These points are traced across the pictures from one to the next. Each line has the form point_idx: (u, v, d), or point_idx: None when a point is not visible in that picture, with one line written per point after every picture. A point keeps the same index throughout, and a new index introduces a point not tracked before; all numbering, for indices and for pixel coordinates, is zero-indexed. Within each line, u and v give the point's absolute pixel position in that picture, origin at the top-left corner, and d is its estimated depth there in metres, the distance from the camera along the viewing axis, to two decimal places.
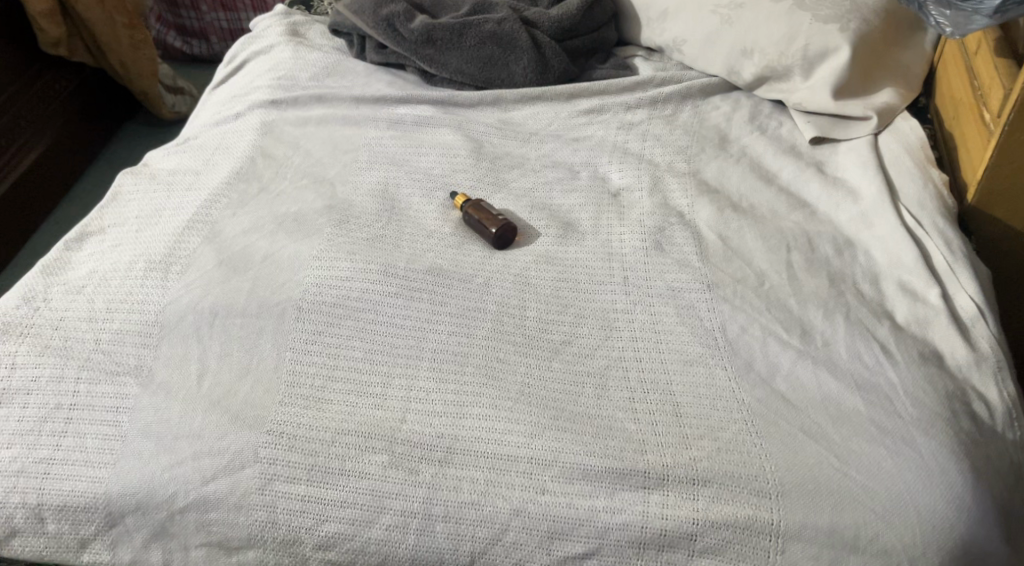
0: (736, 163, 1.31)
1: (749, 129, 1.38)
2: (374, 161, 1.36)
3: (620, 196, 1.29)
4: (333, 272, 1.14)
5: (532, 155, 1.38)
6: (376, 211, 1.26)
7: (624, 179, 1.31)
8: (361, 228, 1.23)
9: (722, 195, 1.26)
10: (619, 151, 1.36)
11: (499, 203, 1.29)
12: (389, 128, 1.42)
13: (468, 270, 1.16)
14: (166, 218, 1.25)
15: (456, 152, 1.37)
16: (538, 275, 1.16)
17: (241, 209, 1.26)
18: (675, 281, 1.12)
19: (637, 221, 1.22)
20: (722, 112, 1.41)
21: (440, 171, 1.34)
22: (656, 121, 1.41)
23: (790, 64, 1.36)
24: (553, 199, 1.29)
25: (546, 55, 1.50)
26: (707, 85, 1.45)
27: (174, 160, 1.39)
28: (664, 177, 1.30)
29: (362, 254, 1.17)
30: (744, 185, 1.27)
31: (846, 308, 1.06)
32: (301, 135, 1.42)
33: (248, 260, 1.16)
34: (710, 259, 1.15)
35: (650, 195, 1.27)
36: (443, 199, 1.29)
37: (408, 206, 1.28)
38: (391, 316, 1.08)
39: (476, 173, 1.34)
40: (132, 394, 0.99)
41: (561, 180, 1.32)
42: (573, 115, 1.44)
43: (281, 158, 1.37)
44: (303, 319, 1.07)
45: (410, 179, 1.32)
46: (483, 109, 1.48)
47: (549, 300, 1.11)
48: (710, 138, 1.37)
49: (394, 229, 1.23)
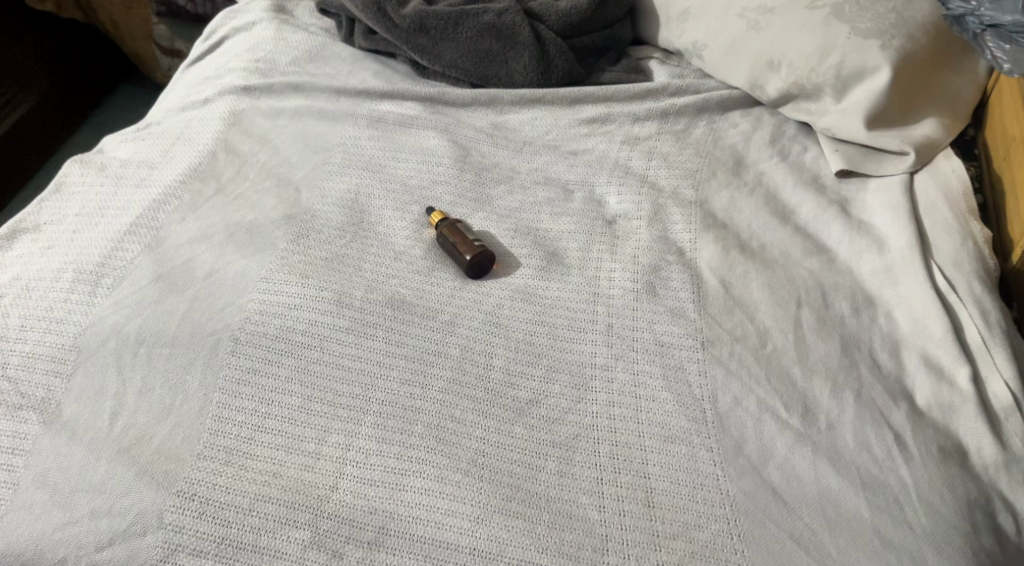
0: (749, 193, 1.16)
1: (768, 154, 1.22)
2: (348, 165, 1.22)
3: (615, 224, 1.14)
4: (280, 297, 1.01)
5: (523, 168, 1.23)
6: (339, 225, 1.13)
7: (622, 203, 1.17)
8: (321, 246, 1.09)
9: (730, 231, 1.11)
10: (620, 170, 1.22)
11: (479, 222, 1.15)
12: (368, 127, 1.28)
13: (435, 304, 1.03)
14: (109, 218, 1.13)
15: (439, 161, 1.22)
16: (512, 315, 1.02)
17: (191, 213, 1.13)
18: (664, 333, 0.98)
19: (630, 257, 1.08)
20: (739, 131, 1.26)
21: (418, 182, 1.20)
22: (666, 137, 1.26)
23: (821, 83, 1.20)
24: (540, 223, 1.15)
25: (550, 53, 1.35)
26: (726, 99, 1.30)
27: (131, 148, 1.27)
28: (666, 205, 1.16)
29: (317, 277, 1.04)
30: (756, 220, 1.12)
31: (859, 383, 0.91)
32: (272, 128, 1.28)
33: (190, 276, 1.04)
34: (708, 309, 1.01)
35: (649, 225, 1.13)
36: (418, 215, 1.16)
37: (378, 220, 1.15)
38: (339, 356, 0.96)
39: (459, 186, 1.20)
40: (31, 434, 0.89)
41: (552, 201, 1.18)
42: (574, 123, 1.30)
43: (246, 153, 1.24)
44: (238, 353, 0.95)
45: (385, 190, 1.19)
46: (476, 109, 1.33)
47: (521, 346, 0.98)
48: (723, 161, 1.22)
49: (357, 248, 1.10)
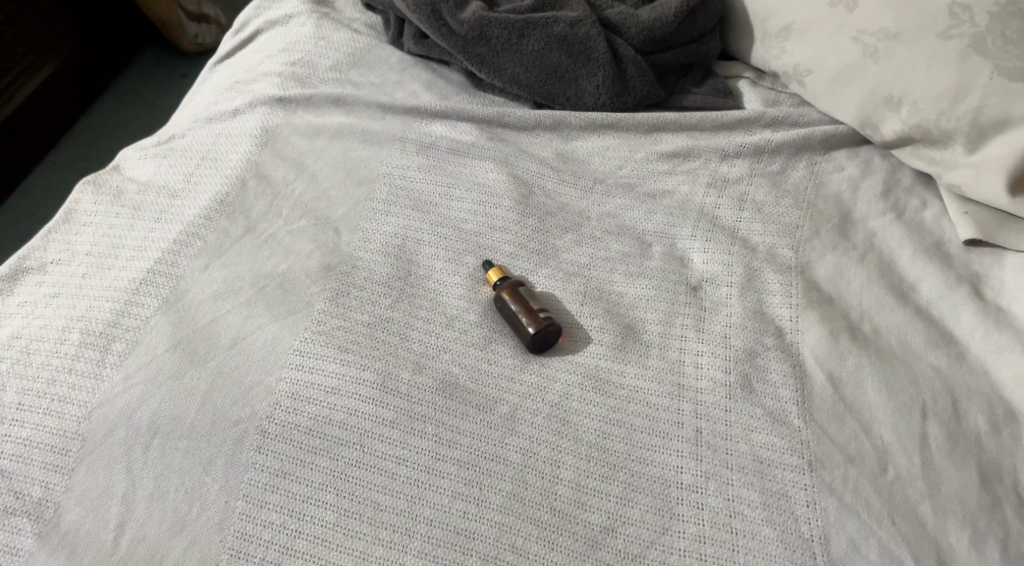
0: (859, 260, 1.00)
1: (880, 209, 1.06)
2: (394, 202, 1.06)
3: (701, 291, 0.99)
4: (313, 378, 0.87)
5: (593, 212, 1.07)
6: (382, 279, 0.98)
7: (709, 264, 1.01)
8: (362, 306, 0.95)
9: (837, 310, 0.96)
10: (707, 221, 1.06)
11: (542, 280, 1.00)
12: (417, 153, 1.12)
13: (492, 390, 0.88)
14: (123, 261, 0.99)
15: (497, 202, 1.06)
16: (581, 409, 0.87)
17: (215, 259, 0.99)
18: (763, 446, 0.84)
19: (720, 337, 0.93)
20: (846, 177, 1.10)
21: (473, 228, 1.04)
22: (759, 180, 1.10)
23: (951, 129, 1.03)
24: (614, 284, 0.99)
25: (626, 72, 1.17)
26: (830, 136, 1.13)
27: (151, 169, 1.12)
28: (762, 270, 1.00)
29: (356, 351, 0.90)
30: (868, 296, 0.97)
31: (1004, 531, 0.79)
32: (309, 151, 1.13)
33: (211, 343, 0.90)
34: (815, 414, 0.87)
35: (741, 295, 0.98)
36: (473, 268, 1.01)
37: (428, 274, 1.00)
38: (380, 457, 0.82)
39: (521, 233, 1.04)
40: (25, 548, 0.79)
41: (627, 256, 1.02)
42: (653, 156, 1.13)
43: (279, 182, 1.09)
44: (264, 452, 0.82)
45: (435, 236, 1.03)
46: (540, 134, 1.17)
47: (593, 453, 0.84)
48: (827, 216, 1.05)
49: (402, 312, 0.95)
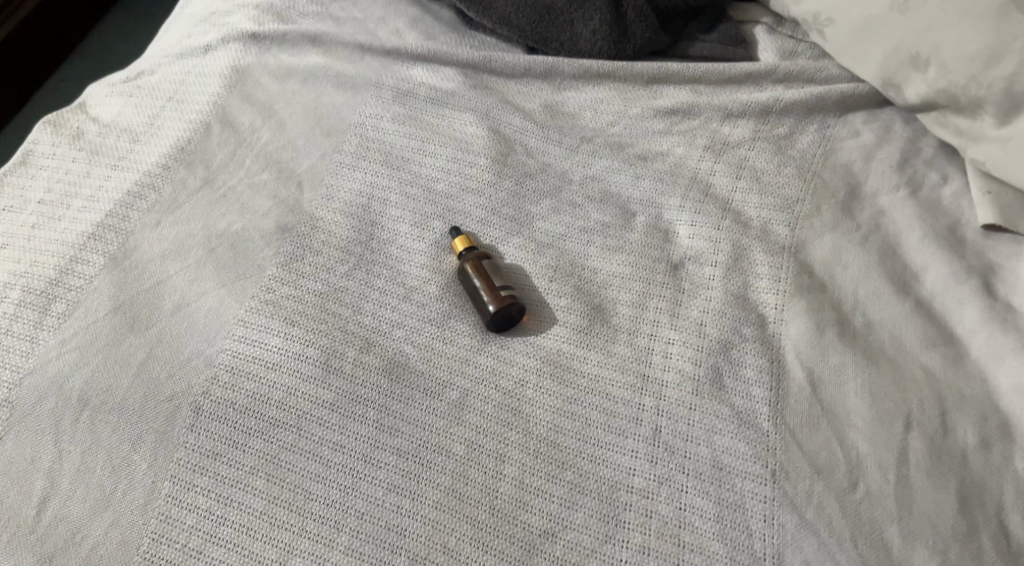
0: (860, 242, 0.91)
1: (892, 183, 0.96)
2: (362, 157, 0.99)
3: (682, 271, 0.91)
4: (255, 352, 0.83)
5: (576, 175, 0.99)
6: (340, 243, 0.92)
7: (694, 240, 0.93)
8: (316, 273, 0.89)
9: (828, 299, 0.88)
10: (699, 190, 0.97)
11: (512, 252, 0.93)
12: (392, 101, 1.04)
13: (443, 373, 0.83)
14: (73, 212, 0.94)
15: (472, 160, 0.98)
16: (535, 399, 0.82)
17: (169, 215, 0.94)
18: (724, 450, 0.78)
19: (695, 324, 0.87)
20: (860, 144, 0.99)
21: (443, 190, 0.97)
22: (762, 144, 1.00)
23: (981, 97, 0.92)
24: (588, 259, 0.92)
25: (626, 17, 1.07)
26: (848, 96, 1.02)
27: (116, 107, 1.05)
28: (751, 249, 0.92)
29: (303, 324, 0.85)
30: (865, 285, 0.88)
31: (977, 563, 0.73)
32: (279, 94, 1.05)
33: (154, 309, 0.86)
34: (786, 417, 0.80)
35: (725, 278, 0.90)
36: (440, 234, 0.94)
37: (391, 239, 0.94)
38: (316, 443, 0.79)
39: (494, 197, 0.96)
40: None
41: (606, 227, 0.94)
42: (648, 113, 1.03)
43: (244, 128, 1.02)
44: (196, 431, 0.79)
45: (402, 196, 0.96)
46: (530, 81, 1.07)
47: (541, 449, 0.79)
48: (832, 190, 0.96)
49: (357, 281, 0.89)
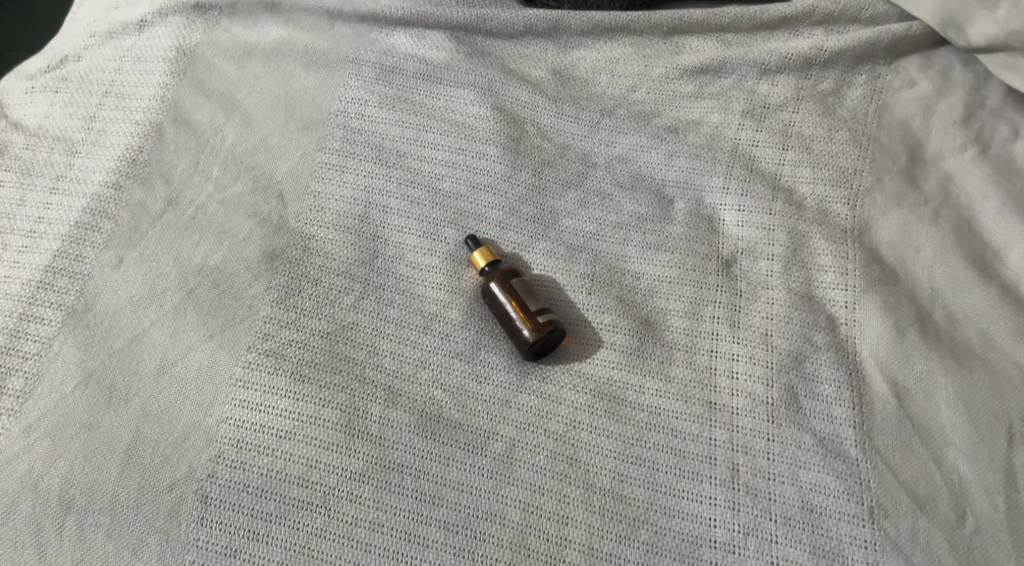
0: (931, 219, 0.81)
1: (958, 142, 0.85)
2: (349, 154, 0.84)
3: (736, 268, 0.80)
4: (262, 419, 0.71)
5: (601, 156, 0.85)
6: (341, 267, 0.79)
7: (744, 229, 0.82)
8: (318, 310, 0.76)
9: (903, 291, 0.78)
10: (744, 166, 0.85)
11: (539, 259, 0.81)
12: (376, 80, 0.88)
13: (483, 421, 0.73)
14: (12, 255, 0.78)
15: (480, 149, 0.84)
16: (593, 446, 0.72)
17: (130, 248, 0.78)
18: (813, 489, 0.70)
19: (760, 335, 0.77)
20: (917, 97, 0.87)
21: (451, 189, 0.83)
22: (808, 105, 0.87)
23: None
24: (628, 262, 0.80)
25: None
26: (899, 39, 0.89)
27: (40, 107, 0.87)
28: (810, 237, 0.81)
29: (313, 378, 0.73)
30: (942, 272, 0.79)
31: None
32: (240, 80, 0.88)
33: (133, 376, 0.72)
34: (875, 440, 0.72)
35: (785, 274, 0.80)
36: (454, 244, 0.81)
37: (398, 255, 0.80)
38: (351, 524, 0.68)
39: (510, 194, 0.83)
40: None
41: (643, 221, 0.82)
42: (675, 74, 0.89)
43: (203, 127, 0.85)
44: (208, 525, 0.67)
45: (404, 201, 0.82)
46: (532, 41, 0.91)
47: (607, 504, 0.70)
48: (892, 155, 0.85)
49: (368, 315, 0.77)
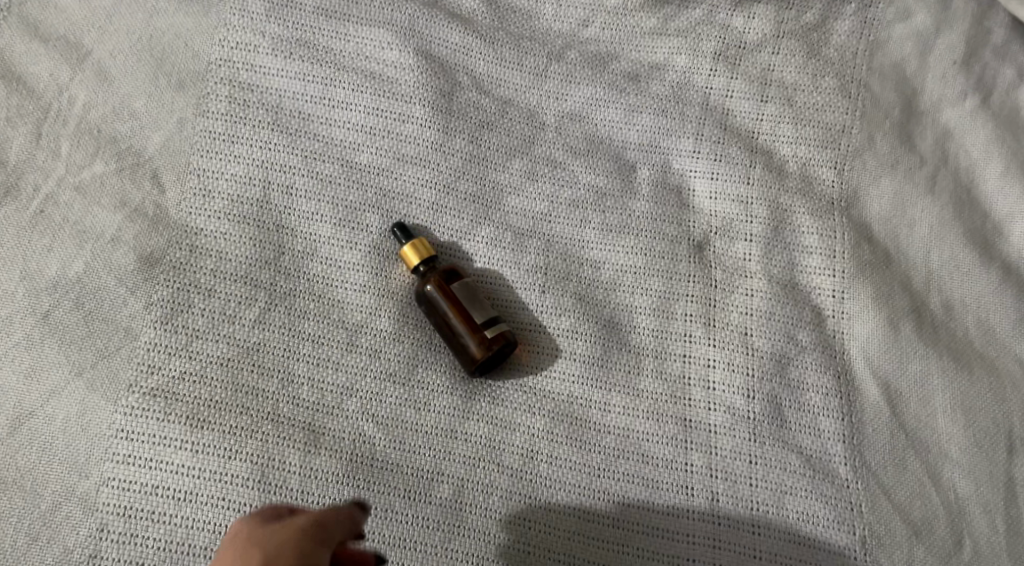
0: (927, 187, 0.71)
1: (958, 90, 0.74)
2: (240, 119, 0.67)
3: (710, 251, 0.69)
4: (155, 479, 0.59)
5: (549, 113, 0.71)
6: (238, 271, 0.64)
7: (719, 202, 0.70)
8: (215, 331, 0.62)
9: (896, 275, 0.69)
10: (717, 124, 0.72)
11: (482, 248, 0.67)
12: (268, 19, 0.70)
13: (426, 460, 0.62)
14: None
15: (403, 110, 0.69)
16: (555, 481, 0.63)
17: None
18: (800, 518, 0.63)
19: (738, 336, 0.67)
20: (914, 31, 0.75)
21: (369, 162, 0.68)
22: (790, 44, 0.74)
23: None
24: (586, 248, 0.68)
25: None
26: None
27: None
28: (794, 211, 0.70)
29: (215, 423, 0.60)
30: (938, 251, 0.70)
31: None
32: (89, 18, 0.69)
33: None
34: (866, 457, 0.65)
35: (767, 258, 0.69)
36: (377, 233, 0.67)
37: (310, 249, 0.66)
38: None
39: (444, 167, 0.68)
40: None
41: (603, 196, 0.69)
42: (636, 7, 0.74)
43: (45, 87, 0.66)
44: None
45: (312, 179, 0.67)
46: None
47: (572, 551, 0.61)
48: (885, 108, 0.73)
49: (278, 331, 0.63)
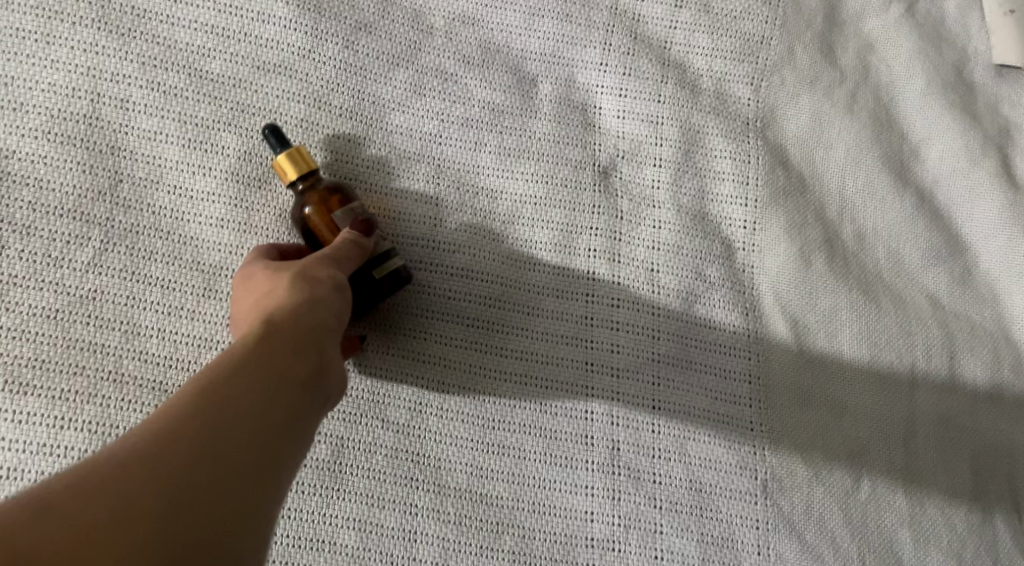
0: (846, 105, 0.66)
1: None
2: (56, 14, 0.56)
3: (615, 177, 0.62)
4: None
5: (438, 14, 0.62)
6: (65, 204, 0.54)
7: (626, 122, 0.63)
8: (35, 276, 0.53)
9: (809, 203, 0.64)
10: (626, 32, 0.64)
11: (363, 175, 0.59)
12: None
13: None
14: None
15: (265, 7, 0.59)
16: (445, 436, 0.57)
17: None
18: (702, 465, 0.59)
19: (644, 272, 0.61)
20: None
21: (223, 71, 0.58)
22: None
23: None
24: (480, 175, 0.60)
25: None
26: None
27: None
28: (706, 132, 0.64)
29: (42, 386, 0.51)
30: (854, 177, 0.65)
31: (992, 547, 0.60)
32: None
33: None
34: (770, 397, 0.61)
35: (676, 185, 0.63)
36: (236, 155, 0.56)
37: (153, 175, 0.56)
38: None
39: (314, 77, 0.59)
40: None
41: (500, 113, 0.61)
42: None
43: None
44: None
45: (154, 90, 0.56)
46: None
47: (463, 509, 0.56)
48: (805, 16, 0.67)
49: (117, 275, 0.54)
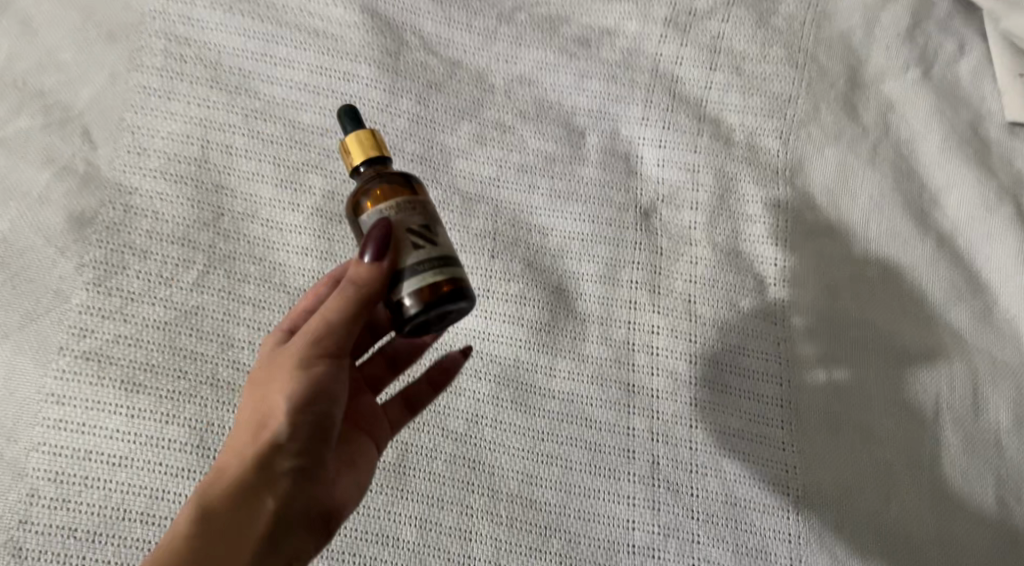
0: (869, 157, 0.72)
1: (900, 62, 0.75)
2: (175, 75, 0.66)
3: (656, 218, 0.69)
4: (87, 443, 0.57)
5: (499, 76, 0.71)
6: (175, 233, 0.62)
7: (666, 170, 0.70)
8: (148, 292, 0.61)
9: (836, 245, 0.70)
10: (665, 92, 0.72)
11: None
12: None
13: None
14: None
15: (349, 69, 0.68)
16: (499, 445, 0.63)
17: None
18: (737, 480, 0.63)
19: (682, 303, 0.67)
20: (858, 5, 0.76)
21: (313, 122, 0.67)
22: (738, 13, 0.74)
23: None
24: (533, 215, 0.68)
25: None
26: None
27: None
28: (739, 179, 0.70)
29: (150, 388, 0.59)
30: (878, 221, 0.71)
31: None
32: None
33: None
34: (802, 420, 0.65)
35: (711, 226, 0.69)
36: (321, 194, 0.65)
37: (251, 210, 0.64)
38: None
39: (390, 129, 0.67)
40: None
41: (552, 161, 0.69)
42: None
43: None
44: None
45: (255, 138, 0.66)
46: None
47: (515, 513, 0.61)
48: (829, 78, 0.74)
49: (216, 294, 0.62)
